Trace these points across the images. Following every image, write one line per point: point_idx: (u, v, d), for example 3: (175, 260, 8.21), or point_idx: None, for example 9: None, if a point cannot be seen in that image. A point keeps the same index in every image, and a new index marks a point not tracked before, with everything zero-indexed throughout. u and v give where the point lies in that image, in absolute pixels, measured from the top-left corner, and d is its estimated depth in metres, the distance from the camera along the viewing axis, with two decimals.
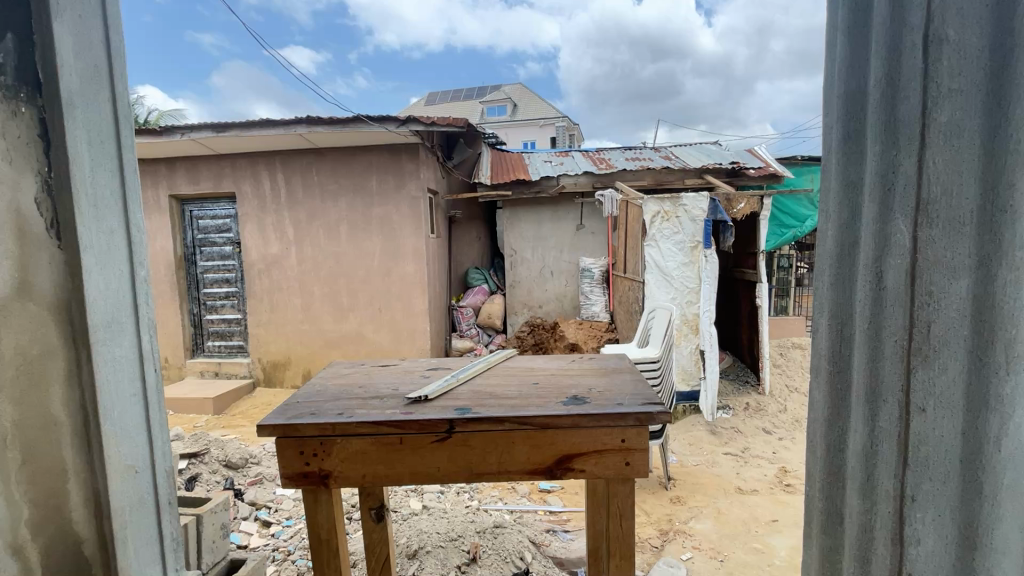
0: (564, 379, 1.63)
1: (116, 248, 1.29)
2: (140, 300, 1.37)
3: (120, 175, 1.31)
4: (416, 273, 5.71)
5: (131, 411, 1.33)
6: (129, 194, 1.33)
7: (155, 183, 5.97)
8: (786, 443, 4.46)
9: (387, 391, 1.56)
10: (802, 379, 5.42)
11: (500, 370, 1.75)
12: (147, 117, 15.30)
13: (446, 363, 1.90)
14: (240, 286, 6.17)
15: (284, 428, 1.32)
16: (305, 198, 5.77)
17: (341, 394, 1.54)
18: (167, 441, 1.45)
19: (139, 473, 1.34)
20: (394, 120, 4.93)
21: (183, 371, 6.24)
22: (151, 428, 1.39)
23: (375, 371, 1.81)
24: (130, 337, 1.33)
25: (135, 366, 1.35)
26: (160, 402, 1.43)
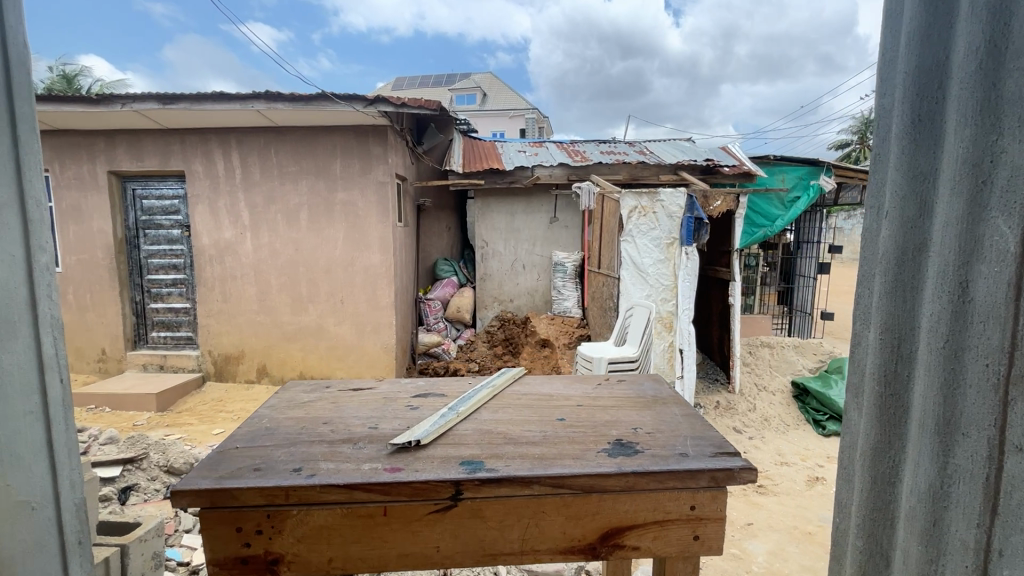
0: (588, 416, 1.41)
1: (3, 227, 1.01)
2: (41, 293, 1.09)
3: (11, 131, 1.02)
4: (381, 264, 5.40)
5: (25, 434, 1.05)
6: (25, 158, 1.05)
7: (93, 157, 5.42)
8: (757, 443, 4.26)
9: (364, 434, 1.30)
10: (770, 376, 5.16)
11: (509, 404, 1.51)
12: (89, 87, 14.20)
13: (433, 387, 1.67)
14: (189, 273, 5.70)
15: (209, 497, 1.06)
16: (263, 180, 5.35)
17: (310, 439, 1.28)
18: (79, 467, 1.18)
19: (36, 511, 1.07)
20: (361, 99, 4.60)
21: (124, 364, 5.74)
22: (56, 452, 1.11)
23: (346, 399, 1.56)
24: (25, 340, 1.06)
25: (32, 376, 1.07)
26: (68, 419, 1.15)
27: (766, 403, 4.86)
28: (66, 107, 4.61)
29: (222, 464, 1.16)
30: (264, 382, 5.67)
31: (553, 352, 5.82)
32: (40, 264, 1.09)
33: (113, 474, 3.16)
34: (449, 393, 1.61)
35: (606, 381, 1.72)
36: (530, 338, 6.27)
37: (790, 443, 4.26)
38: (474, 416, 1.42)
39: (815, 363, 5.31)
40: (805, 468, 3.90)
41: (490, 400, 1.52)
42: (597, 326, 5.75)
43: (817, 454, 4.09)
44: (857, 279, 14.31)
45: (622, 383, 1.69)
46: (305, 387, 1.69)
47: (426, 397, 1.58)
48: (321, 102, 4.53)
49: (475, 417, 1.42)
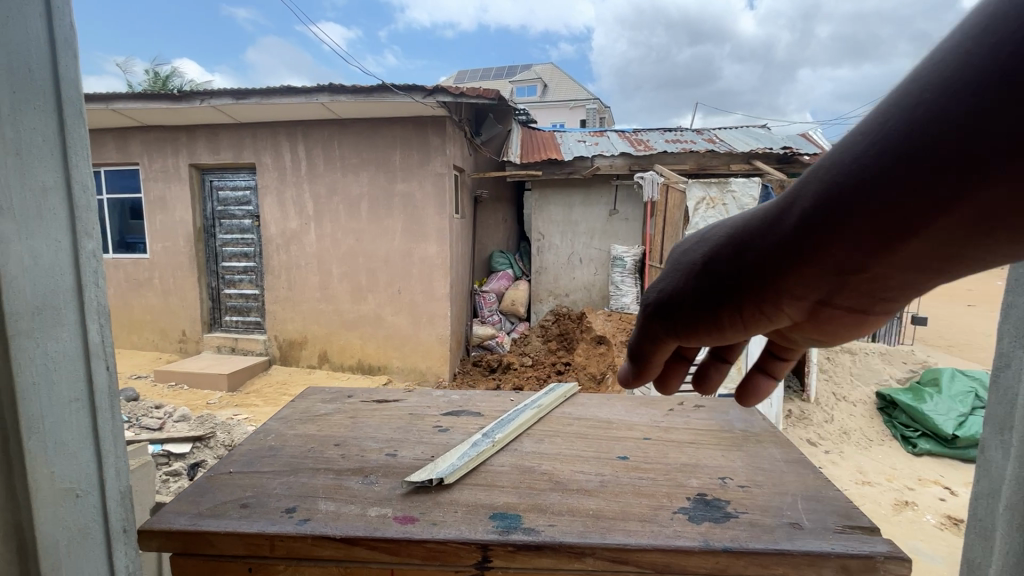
0: (662, 456, 1.13)
1: (51, 213, 1.01)
2: (86, 280, 1.09)
3: (59, 113, 1.03)
4: (437, 255, 5.40)
5: (71, 422, 1.05)
6: (71, 142, 1.05)
7: (176, 151, 5.77)
8: (833, 458, 3.75)
9: (375, 466, 1.08)
10: (850, 386, 4.56)
11: (562, 436, 1.24)
12: (181, 88, 15.38)
13: (469, 405, 1.44)
14: (259, 261, 5.96)
15: (185, 539, 0.86)
16: (326, 172, 5.48)
17: (313, 468, 1.07)
18: (121, 455, 1.19)
19: (82, 498, 1.07)
20: (420, 90, 4.58)
21: (200, 345, 6.12)
22: (101, 441, 1.11)
23: (365, 414, 1.35)
24: (68, 327, 1.05)
25: (76, 364, 1.07)
26: (112, 404, 1.15)
27: (844, 415, 4.28)
28: (153, 104, 4.92)
29: (206, 499, 0.96)
30: (325, 367, 5.85)
31: (610, 349, 5.53)
32: (87, 252, 1.09)
33: (185, 450, 3.34)
34: (485, 412, 1.39)
35: (681, 407, 1.40)
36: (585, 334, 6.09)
37: (874, 461, 3.74)
38: (512, 448, 1.17)
39: (904, 372, 4.71)
40: (892, 491, 3.35)
41: (540, 429, 1.27)
42: None
43: (907, 475, 3.55)
44: (956, 283, 12.82)
45: (707, 412, 1.37)
46: (323, 397, 1.49)
47: (458, 416, 1.36)
48: (382, 93, 4.55)
49: (515, 448, 1.17)
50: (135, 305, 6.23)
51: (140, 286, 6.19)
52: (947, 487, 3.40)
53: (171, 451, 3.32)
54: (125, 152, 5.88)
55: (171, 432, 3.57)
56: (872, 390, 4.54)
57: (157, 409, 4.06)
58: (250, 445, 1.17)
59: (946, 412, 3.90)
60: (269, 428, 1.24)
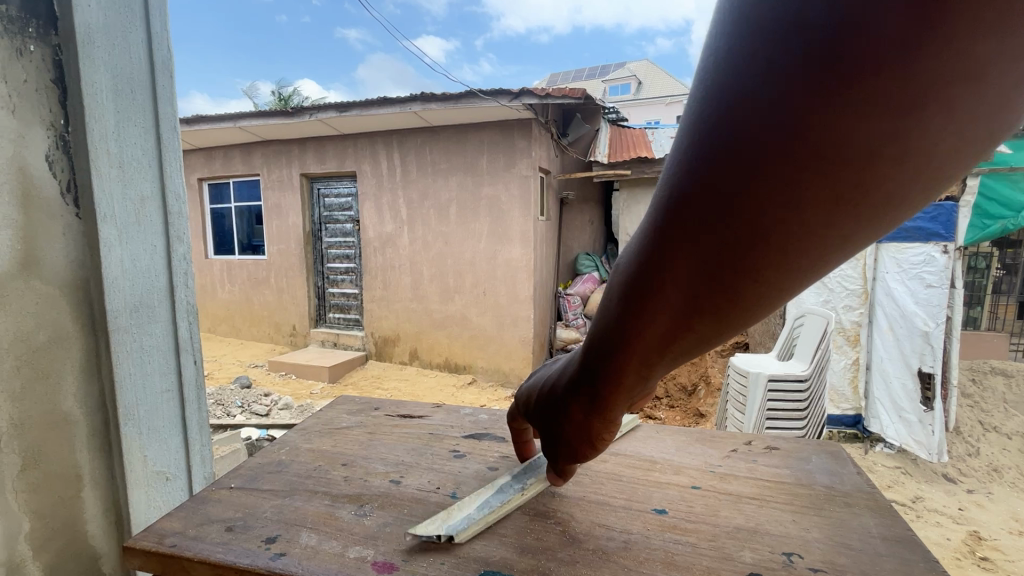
0: (713, 514, 0.89)
1: (146, 218, 1.34)
2: (177, 276, 1.43)
3: (154, 134, 1.36)
4: (522, 257, 5.40)
5: (163, 410, 1.38)
6: (165, 159, 1.39)
7: (290, 162, 6.36)
8: (980, 501, 3.14)
9: (373, 494, 0.96)
10: (1005, 416, 3.80)
11: (591, 475, 1.03)
12: (302, 104, 16.99)
13: (494, 428, 1.28)
14: (358, 263, 6.38)
15: (164, 557, 0.80)
16: (418, 177, 5.71)
17: (310, 490, 0.98)
18: (205, 446, 1.52)
19: (169, 480, 1.38)
20: (506, 93, 4.61)
21: (308, 338, 6.67)
22: (186, 429, 1.44)
23: (382, 432, 1.26)
24: (162, 325, 1.38)
25: (169, 356, 1.40)
26: (197, 403, 1.48)
27: (994, 448, 3.56)
28: (271, 120, 5.45)
29: (200, 514, 0.91)
30: (415, 364, 6.08)
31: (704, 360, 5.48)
32: (176, 251, 1.42)
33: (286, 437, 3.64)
34: (511, 439, 1.22)
35: (749, 450, 1.13)
36: None
37: None
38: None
39: None
40: None
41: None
42: (758, 334, 5.03)
43: None
44: None
45: (781, 459, 1.09)
46: (349, 408, 1.42)
47: (478, 441, 1.21)
48: (470, 99, 4.63)
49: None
50: (256, 301, 6.97)
51: (260, 284, 6.90)
52: None
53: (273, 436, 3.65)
54: (250, 165, 6.61)
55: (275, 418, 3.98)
56: None
57: (265, 397, 4.53)
58: (260, 460, 1.12)
59: None
60: (285, 441, 1.20)
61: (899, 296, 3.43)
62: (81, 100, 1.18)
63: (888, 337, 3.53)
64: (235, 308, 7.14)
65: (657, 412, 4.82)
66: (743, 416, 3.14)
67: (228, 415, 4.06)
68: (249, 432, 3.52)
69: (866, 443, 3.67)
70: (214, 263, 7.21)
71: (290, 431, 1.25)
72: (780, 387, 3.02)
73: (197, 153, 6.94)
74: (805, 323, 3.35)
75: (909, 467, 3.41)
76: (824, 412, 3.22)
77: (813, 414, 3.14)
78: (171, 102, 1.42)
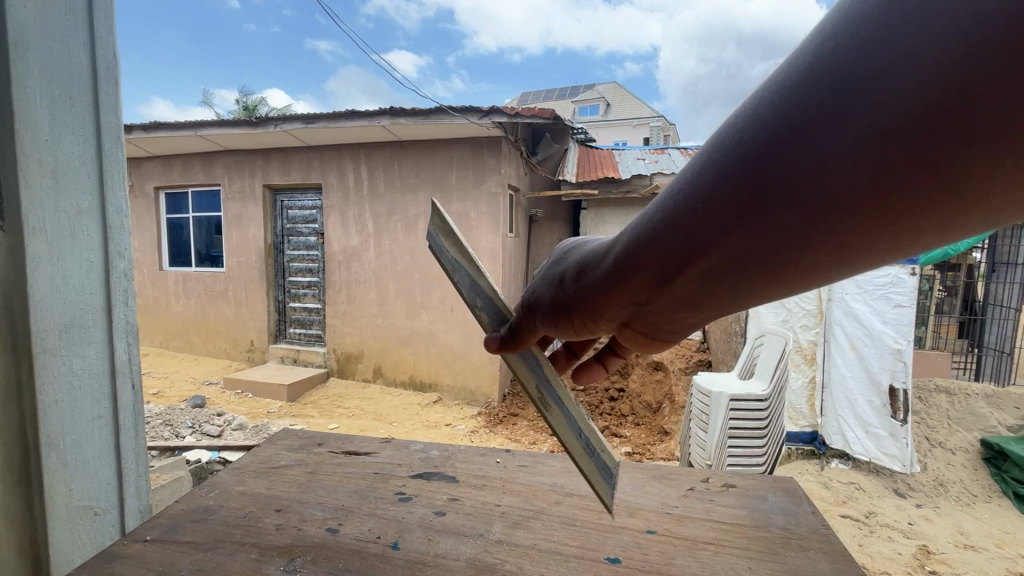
0: (667, 561, 0.87)
1: (83, 231, 1.28)
2: (116, 291, 1.38)
3: (94, 143, 1.31)
4: (490, 274, 5.38)
5: (95, 438, 1.31)
6: (105, 170, 1.34)
7: (252, 173, 6.18)
8: (928, 515, 3.26)
9: (307, 546, 0.91)
10: (949, 431, 3.95)
11: (542, 519, 1.00)
12: (268, 112, 16.62)
13: (444, 466, 1.24)
14: (322, 277, 6.22)
15: None
16: (386, 192, 5.65)
17: (238, 542, 0.92)
18: (139, 475, 1.45)
19: (96, 513, 1.30)
20: (476, 111, 4.63)
21: (267, 354, 6.43)
22: (119, 458, 1.37)
23: (323, 471, 1.20)
24: (96, 345, 1.32)
25: (103, 379, 1.33)
26: (133, 429, 1.43)
27: (939, 464, 3.70)
28: (234, 130, 5.30)
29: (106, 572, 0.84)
30: (379, 382, 5.92)
31: (666, 377, 5.54)
32: (114, 267, 1.37)
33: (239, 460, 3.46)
34: (462, 479, 1.18)
35: (705, 488, 1.13)
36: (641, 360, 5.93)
37: (978, 520, 3.21)
38: (475, 534, 0.96)
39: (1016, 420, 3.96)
40: (1003, 559, 2.82)
41: (518, 509, 1.03)
42: (721, 352, 5.14)
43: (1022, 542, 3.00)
44: None
45: (737, 497, 1.09)
46: (290, 444, 1.36)
47: (426, 481, 1.16)
48: (440, 115, 4.64)
49: (479, 533, 0.96)
50: (212, 315, 6.69)
51: (217, 298, 6.64)
52: None
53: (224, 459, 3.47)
54: (210, 174, 6.39)
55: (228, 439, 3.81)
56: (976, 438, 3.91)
57: (218, 416, 4.32)
58: (183, 505, 1.05)
59: None
60: (214, 484, 1.13)
61: (864, 315, 3.53)
62: (11, 104, 1.10)
63: (850, 356, 3.60)
64: (190, 322, 6.84)
65: (623, 430, 4.82)
66: (705, 436, 3.18)
67: (177, 436, 3.85)
68: (198, 455, 3.33)
69: (822, 459, 3.75)
70: (169, 275, 6.91)
71: (221, 471, 1.18)
72: (742, 407, 3.07)
73: (154, 160, 6.69)
74: (765, 344, 3.43)
75: (863, 483, 3.51)
76: (782, 430, 3.28)
77: (773, 433, 3.19)
78: (115, 111, 1.37)
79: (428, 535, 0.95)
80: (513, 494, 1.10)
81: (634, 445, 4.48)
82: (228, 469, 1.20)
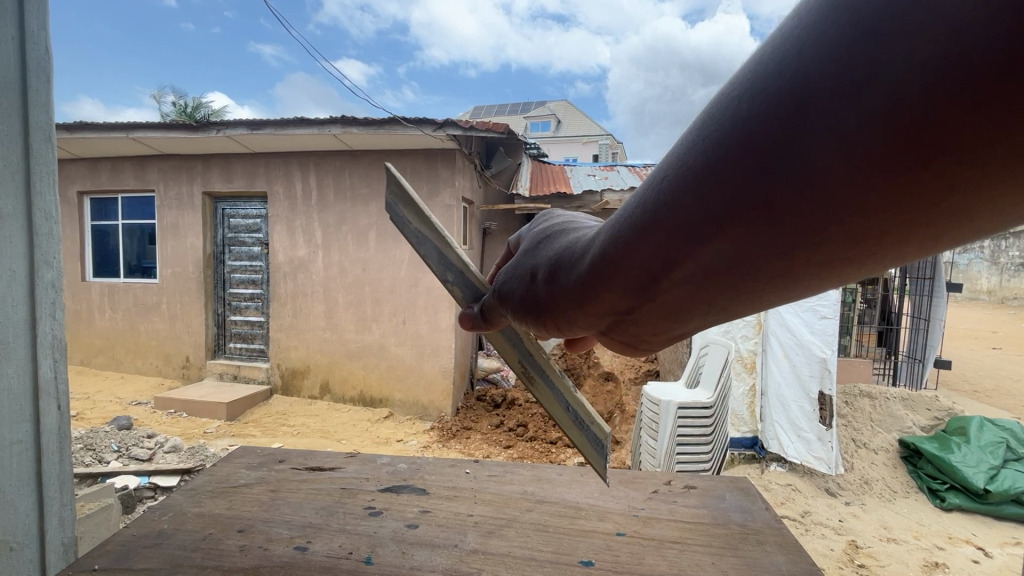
0: (638, 562, 0.90)
1: (4, 237, 1.21)
2: (44, 303, 1.31)
3: (23, 142, 1.24)
4: (443, 286, 5.33)
5: (15, 466, 1.22)
6: (36, 171, 1.27)
7: (191, 179, 5.86)
8: (856, 512, 3.49)
9: (275, 565, 0.87)
10: (872, 432, 4.22)
11: (516, 527, 1.00)
12: (206, 115, 15.76)
13: (414, 478, 1.22)
14: (266, 288, 5.95)
15: None
16: (336, 201, 5.51)
17: (198, 566, 0.87)
18: (67, 506, 1.36)
19: (14, 550, 1.22)
20: (430, 123, 4.62)
21: (203, 371, 6.05)
22: (43, 489, 1.29)
23: (287, 489, 1.15)
24: (20, 362, 1.25)
25: (25, 400, 1.26)
26: (57, 453, 1.33)
27: (865, 464, 3.96)
28: (170, 133, 5.01)
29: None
30: (326, 398, 5.70)
31: (619, 388, 5.75)
32: (42, 277, 1.29)
33: (171, 484, 3.26)
34: (432, 490, 1.16)
35: (669, 490, 1.17)
36: (592, 371, 6.18)
37: (899, 515, 3.47)
38: (450, 544, 0.95)
39: (928, 422, 4.38)
40: (921, 550, 3.06)
41: (491, 518, 1.03)
42: (668, 362, 5.34)
43: (937, 533, 3.27)
44: (980, 324, 12.37)
45: (698, 497, 1.14)
46: (248, 462, 1.29)
47: (397, 494, 1.13)
48: (393, 126, 4.59)
49: (454, 543, 0.95)
50: (142, 329, 6.24)
51: (148, 311, 6.20)
52: (980, 548, 3.12)
53: (156, 483, 3.26)
54: (143, 179, 6.01)
55: (160, 463, 3.56)
56: (895, 439, 4.23)
57: (148, 439, 4.02)
58: (133, 531, 0.97)
59: (975, 464, 3.63)
60: (167, 506, 1.06)
61: (796, 326, 3.78)
62: None
63: (784, 364, 3.84)
64: (117, 337, 6.35)
65: None
66: (655, 443, 3.27)
67: (100, 462, 3.56)
68: (125, 481, 3.13)
69: (761, 463, 3.94)
70: (92, 287, 6.39)
71: (175, 492, 1.10)
72: (688, 415, 3.19)
73: (79, 163, 6.22)
74: (709, 353, 3.60)
75: (798, 484, 3.73)
76: (726, 436, 3.44)
77: (717, 440, 3.33)
78: (48, 110, 1.31)
79: (402, 548, 0.93)
80: (485, 503, 1.09)
81: (586, 456, 4.56)
82: (181, 490, 1.12)
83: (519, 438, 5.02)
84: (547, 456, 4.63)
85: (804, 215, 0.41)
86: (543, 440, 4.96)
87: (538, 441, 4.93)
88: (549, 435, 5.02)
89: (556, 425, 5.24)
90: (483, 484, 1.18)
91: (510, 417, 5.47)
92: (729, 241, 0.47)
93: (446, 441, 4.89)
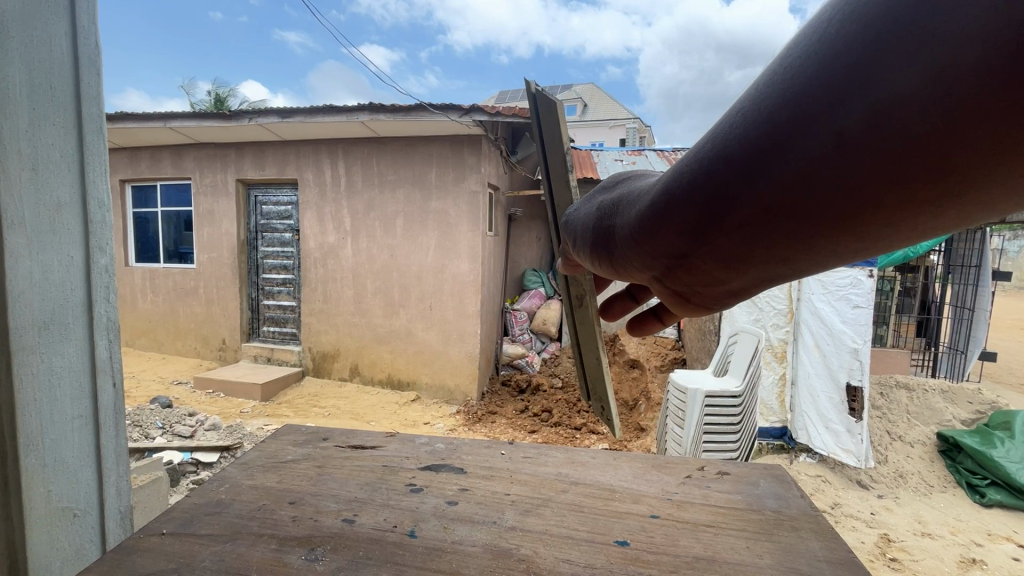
0: (673, 543, 0.91)
1: (62, 226, 1.27)
2: (97, 286, 1.38)
3: (76, 133, 1.30)
4: (469, 272, 5.37)
5: (76, 437, 1.31)
6: (88, 164, 1.33)
7: (225, 167, 6.01)
8: (890, 505, 3.42)
9: (326, 535, 0.92)
10: (908, 425, 4.10)
11: (552, 506, 1.02)
12: (239, 105, 16.08)
13: (452, 458, 1.25)
14: (297, 274, 6.09)
15: None
16: (364, 188, 5.57)
17: (255, 534, 0.92)
18: (122, 478, 1.46)
19: (77, 517, 1.31)
20: (457, 109, 4.60)
21: (239, 353, 6.27)
22: (101, 462, 1.38)
23: (332, 465, 1.20)
24: (77, 344, 1.32)
25: (81, 376, 1.33)
26: (112, 427, 1.42)
27: (900, 456, 3.86)
28: (205, 122, 5.13)
29: (124, 568, 0.83)
30: (356, 381, 5.84)
31: (644, 375, 5.66)
32: (95, 263, 1.37)
33: (212, 460, 3.46)
34: (470, 470, 1.19)
35: (702, 475, 1.17)
36: (618, 357, 6.11)
37: (936, 510, 3.38)
38: (488, 521, 0.97)
39: (970, 415, 4.16)
40: (958, 546, 2.98)
41: (527, 498, 1.05)
42: (694, 351, 5.32)
43: (975, 529, 3.18)
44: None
45: (732, 483, 1.13)
46: (294, 439, 1.34)
47: (436, 472, 1.17)
48: (419, 112, 4.60)
49: (493, 520, 0.98)
50: (182, 313, 6.49)
51: (187, 295, 6.44)
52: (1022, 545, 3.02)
53: (199, 460, 3.46)
54: (180, 168, 6.20)
55: (202, 440, 3.71)
56: (933, 432, 4.08)
57: (189, 417, 4.22)
58: (194, 500, 1.03)
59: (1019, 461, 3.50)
60: (222, 479, 1.12)
61: (827, 315, 3.67)
62: None
63: (815, 355, 3.75)
64: (158, 321, 6.62)
65: (600, 428, 4.91)
66: (681, 431, 3.25)
67: (146, 437, 3.77)
68: (170, 456, 3.30)
69: (791, 453, 3.90)
70: (135, 272, 6.68)
71: (228, 465, 1.16)
72: (717, 403, 3.16)
73: (120, 152, 6.44)
74: (738, 342, 3.54)
75: (829, 475, 3.68)
76: (755, 426, 3.38)
77: (746, 427, 3.28)
78: (97, 102, 1.37)
79: (444, 523, 0.96)
80: (521, 484, 1.11)
81: (611, 442, 4.58)
82: (235, 464, 1.18)
83: (544, 424, 5.07)
84: (572, 441, 4.68)
85: (785, 130, 0.40)
86: (567, 426, 5.00)
87: (562, 427, 4.98)
88: (573, 421, 5.07)
89: (580, 412, 5.28)
90: (519, 465, 1.21)
91: (535, 402, 5.53)
92: (710, 158, 0.46)
93: (472, 425, 4.97)
